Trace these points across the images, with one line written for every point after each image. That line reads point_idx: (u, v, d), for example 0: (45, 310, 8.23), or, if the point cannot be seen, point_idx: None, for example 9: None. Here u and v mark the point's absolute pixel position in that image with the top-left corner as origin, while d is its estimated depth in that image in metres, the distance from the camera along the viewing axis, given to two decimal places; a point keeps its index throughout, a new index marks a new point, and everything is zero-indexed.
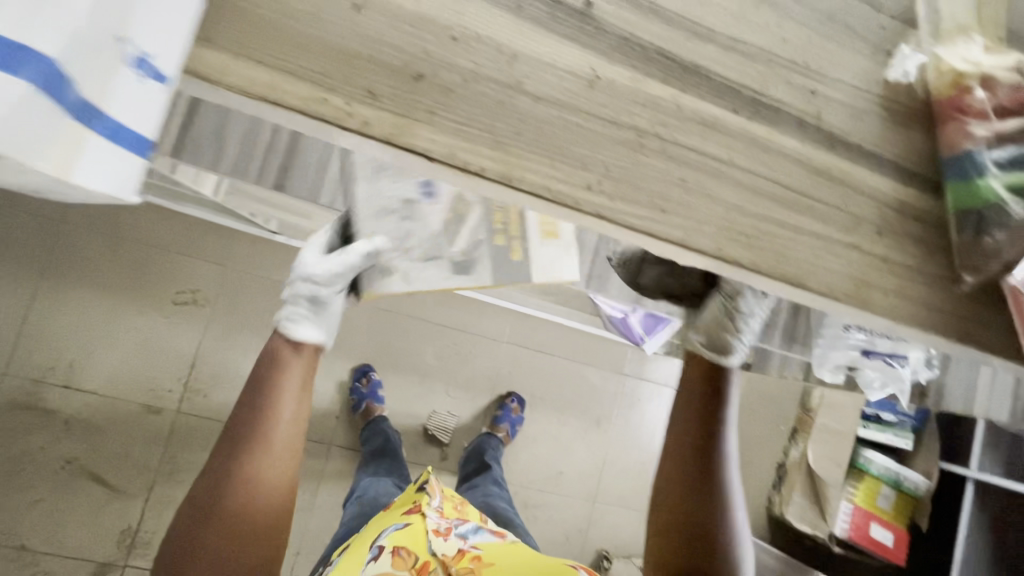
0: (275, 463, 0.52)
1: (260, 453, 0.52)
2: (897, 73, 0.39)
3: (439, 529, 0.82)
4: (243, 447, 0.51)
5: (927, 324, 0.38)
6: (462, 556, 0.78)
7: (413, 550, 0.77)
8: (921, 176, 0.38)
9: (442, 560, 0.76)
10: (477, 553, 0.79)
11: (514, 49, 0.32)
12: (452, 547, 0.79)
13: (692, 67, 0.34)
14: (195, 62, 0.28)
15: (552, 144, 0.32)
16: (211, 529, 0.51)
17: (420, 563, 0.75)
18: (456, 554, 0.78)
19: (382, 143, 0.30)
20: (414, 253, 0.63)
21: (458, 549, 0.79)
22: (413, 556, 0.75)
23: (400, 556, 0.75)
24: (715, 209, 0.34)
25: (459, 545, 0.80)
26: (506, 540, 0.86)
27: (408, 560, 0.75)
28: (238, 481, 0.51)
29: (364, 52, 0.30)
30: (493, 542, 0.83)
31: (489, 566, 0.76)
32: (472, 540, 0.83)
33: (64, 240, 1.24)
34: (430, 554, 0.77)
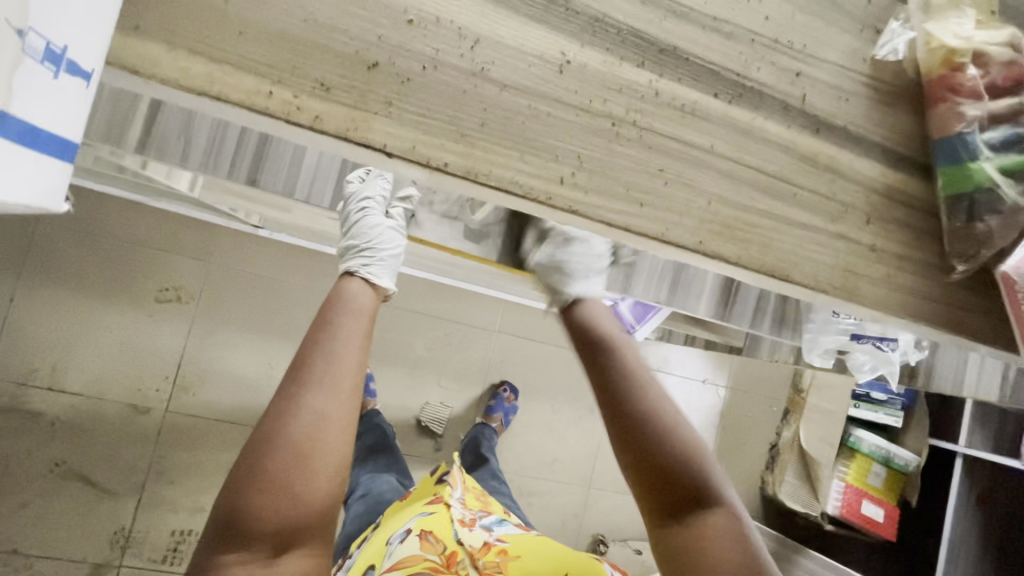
0: (342, 404, 0.54)
1: (329, 392, 0.54)
2: (885, 51, 0.36)
3: (464, 519, 0.83)
4: (309, 392, 0.54)
5: (917, 314, 0.36)
6: (488, 549, 0.76)
7: (440, 537, 0.77)
8: (911, 160, 0.37)
9: (469, 551, 0.75)
10: (503, 546, 0.76)
11: (476, 33, 0.29)
12: (478, 539, 0.78)
13: (669, 48, 0.32)
14: (122, 53, 0.25)
15: (519, 134, 0.30)
16: (275, 472, 0.51)
17: (448, 551, 0.75)
18: (483, 547, 0.76)
19: (336, 139, 0.28)
20: (436, 207, 0.76)
21: (485, 542, 0.78)
22: (441, 543, 0.76)
23: (427, 542, 0.75)
24: (696, 200, 0.33)
25: (486, 537, 0.79)
26: (534, 537, 0.83)
27: (437, 546, 0.75)
28: (306, 422, 0.53)
29: (311, 38, 0.27)
30: (520, 535, 0.82)
31: (516, 560, 0.74)
32: (498, 532, 0.82)
33: (41, 243, 1.25)
34: (457, 544, 0.77)
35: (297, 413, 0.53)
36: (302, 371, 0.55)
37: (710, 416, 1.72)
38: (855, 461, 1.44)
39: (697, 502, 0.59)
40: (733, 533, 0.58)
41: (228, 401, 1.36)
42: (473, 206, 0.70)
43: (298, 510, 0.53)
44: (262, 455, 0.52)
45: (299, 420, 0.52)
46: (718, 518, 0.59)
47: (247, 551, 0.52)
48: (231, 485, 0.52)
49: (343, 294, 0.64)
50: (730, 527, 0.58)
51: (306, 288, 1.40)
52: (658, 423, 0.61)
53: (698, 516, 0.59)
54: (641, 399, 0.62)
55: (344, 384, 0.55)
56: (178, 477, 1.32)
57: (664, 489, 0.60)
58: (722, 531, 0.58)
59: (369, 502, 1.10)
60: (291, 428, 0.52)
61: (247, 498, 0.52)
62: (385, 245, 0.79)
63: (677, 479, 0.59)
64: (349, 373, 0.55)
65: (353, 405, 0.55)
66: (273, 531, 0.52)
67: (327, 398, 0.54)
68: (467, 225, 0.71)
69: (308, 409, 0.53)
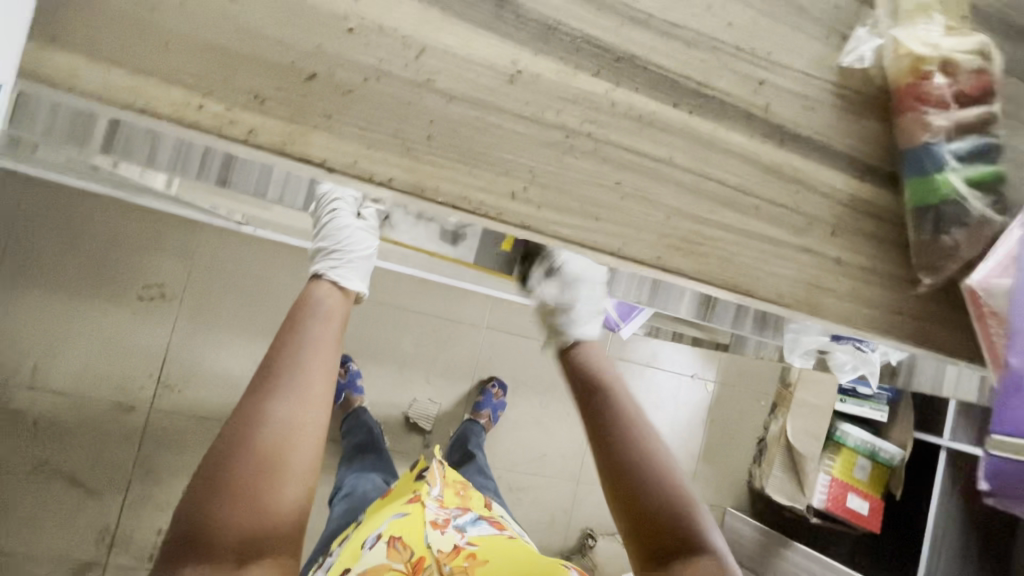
0: (312, 409, 0.52)
1: (298, 398, 0.52)
2: (851, 58, 0.35)
3: (437, 521, 0.81)
4: (276, 393, 0.51)
5: (882, 327, 0.36)
6: (457, 554, 0.75)
7: (409, 543, 0.77)
8: (878, 170, 0.36)
9: (436, 557, 0.74)
10: (472, 550, 0.76)
11: (420, 42, 0.28)
12: (448, 543, 0.77)
13: (626, 57, 0.31)
14: (37, 64, 0.24)
15: (467, 148, 0.29)
16: (236, 477, 0.48)
17: (414, 558, 0.74)
18: (452, 551, 0.76)
19: (273, 153, 0.27)
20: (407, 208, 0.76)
21: (455, 545, 0.77)
22: (408, 549, 0.76)
23: (394, 549, 0.76)
24: (654, 214, 0.32)
25: (456, 541, 0.79)
26: (510, 541, 0.83)
27: (404, 553, 0.75)
28: (273, 426, 0.50)
29: (243, 49, 0.26)
30: (491, 540, 0.81)
31: (483, 564, 0.74)
32: (469, 535, 0.81)
33: (18, 239, 1.23)
34: (425, 548, 0.75)
35: (265, 420, 0.50)
36: (271, 377, 0.52)
37: (698, 411, 1.72)
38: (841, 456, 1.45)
39: (684, 544, 0.55)
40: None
41: (214, 400, 1.35)
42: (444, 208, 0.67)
43: (261, 518, 0.49)
44: (223, 459, 0.49)
45: (267, 428, 0.50)
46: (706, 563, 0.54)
47: (203, 567, 0.47)
48: (191, 496, 0.49)
49: (310, 300, 0.62)
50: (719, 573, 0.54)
51: (292, 285, 1.39)
52: (643, 451, 0.59)
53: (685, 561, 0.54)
54: (628, 429, 0.61)
55: (312, 389, 0.53)
56: (165, 475, 1.31)
57: (649, 522, 0.56)
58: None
59: (352, 501, 1.10)
60: (257, 435, 0.50)
61: (210, 510, 0.48)
62: (353, 246, 0.75)
63: (661, 516, 0.56)
64: (320, 376, 0.54)
65: (322, 410, 0.53)
66: (236, 545, 0.48)
67: (296, 402, 0.51)
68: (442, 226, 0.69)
69: (276, 416, 0.50)
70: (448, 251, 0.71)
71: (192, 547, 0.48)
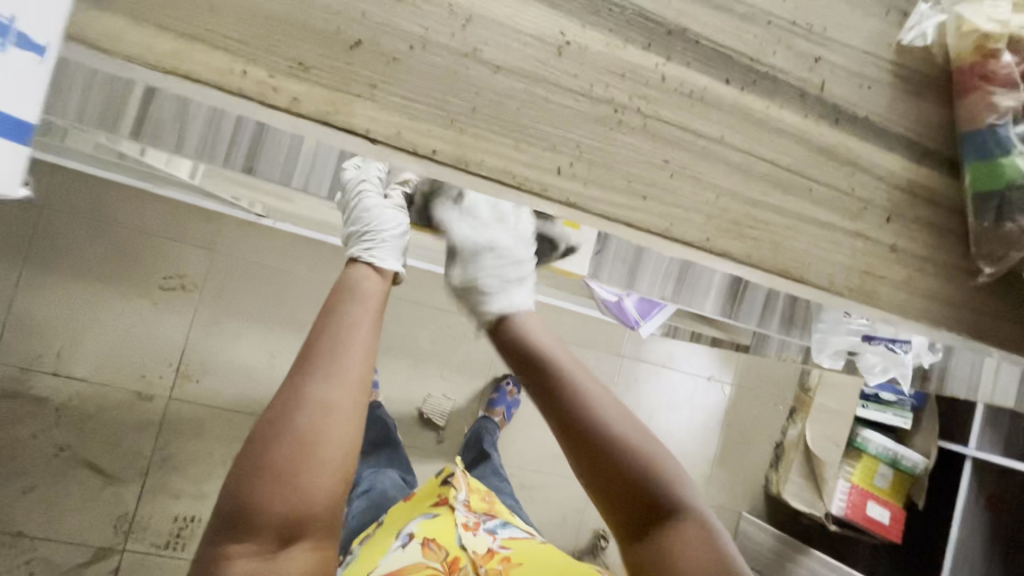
0: (350, 395, 0.51)
1: (338, 382, 0.51)
2: (911, 35, 0.33)
3: (467, 523, 0.82)
4: (314, 375, 0.51)
5: (938, 319, 0.34)
6: (491, 556, 0.78)
7: (443, 543, 0.77)
8: (937, 154, 0.34)
9: (472, 558, 0.76)
10: (506, 554, 0.78)
11: (468, 11, 0.27)
12: (482, 545, 0.79)
13: (677, 30, 0.30)
14: (83, 27, 0.24)
15: (513, 121, 0.28)
16: (276, 459, 0.48)
17: (450, 558, 0.75)
18: (486, 553, 0.78)
19: (316, 123, 0.26)
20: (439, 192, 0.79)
21: (489, 547, 0.79)
22: (443, 550, 0.76)
23: (429, 549, 0.76)
24: (703, 193, 0.30)
25: (490, 543, 0.80)
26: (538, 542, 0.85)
27: (439, 553, 0.76)
28: (313, 410, 0.50)
29: (288, 15, 0.25)
30: (522, 542, 0.83)
31: (518, 566, 0.76)
32: (501, 537, 0.83)
33: (45, 228, 1.25)
34: (459, 549, 0.77)
35: (303, 404, 0.50)
36: (309, 361, 0.52)
37: (713, 415, 1.69)
38: (862, 462, 1.42)
39: (662, 511, 0.54)
40: (703, 538, 0.53)
41: (231, 390, 1.35)
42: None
43: (299, 500, 0.50)
44: (263, 442, 0.49)
45: (305, 412, 0.49)
46: (686, 525, 0.54)
47: (251, 544, 0.50)
48: (235, 479, 0.50)
49: (349, 281, 0.60)
50: (698, 531, 0.54)
51: (310, 278, 1.39)
52: (609, 430, 0.56)
53: (668, 526, 0.54)
54: (591, 412, 0.57)
55: (351, 375, 0.52)
56: (182, 464, 1.32)
57: (624, 499, 0.55)
58: (694, 543, 0.53)
59: (370, 497, 1.10)
60: (297, 418, 0.49)
61: (252, 491, 0.49)
62: (385, 225, 0.74)
63: (640, 490, 0.55)
64: (358, 361, 0.52)
65: (361, 394, 0.52)
66: (277, 525, 0.50)
67: (335, 386, 0.51)
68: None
69: (315, 400, 0.50)
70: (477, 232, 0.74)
71: (233, 525, 0.50)
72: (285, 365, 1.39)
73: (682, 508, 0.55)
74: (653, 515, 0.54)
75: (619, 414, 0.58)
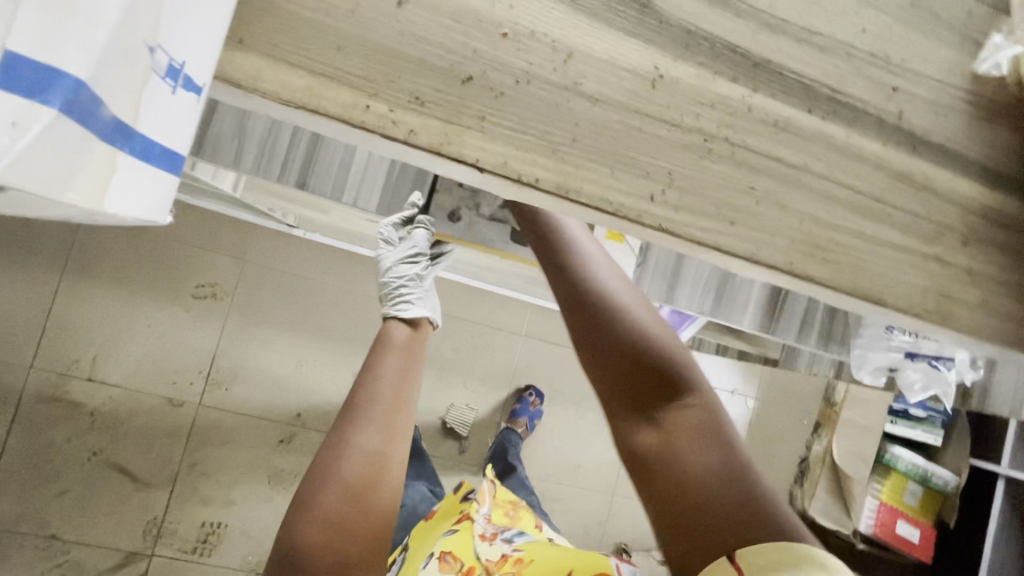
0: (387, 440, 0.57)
1: (376, 429, 0.57)
2: (985, 66, 0.34)
3: (484, 534, 0.83)
4: (354, 418, 0.57)
5: (1010, 339, 0.35)
6: (505, 561, 0.76)
7: (459, 555, 0.78)
8: (1010, 179, 0.35)
9: (485, 565, 0.75)
10: (519, 555, 0.76)
11: (569, 47, 0.29)
12: (496, 552, 0.79)
13: (763, 63, 0.31)
14: (225, 67, 0.26)
15: (610, 150, 0.29)
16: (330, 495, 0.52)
17: (465, 568, 0.76)
18: (500, 559, 0.77)
19: (430, 153, 0.28)
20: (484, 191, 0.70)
21: (503, 554, 0.78)
22: (459, 561, 0.77)
23: (445, 562, 0.77)
24: (788, 218, 0.31)
25: (504, 550, 0.79)
26: (559, 546, 0.81)
27: (455, 564, 0.76)
28: (360, 458, 0.55)
29: (406, 52, 0.27)
30: (539, 544, 0.81)
31: (530, 564, 0.73)
32: (516, 543, 0.81)
33: (85, 238, 1.29)
34: (474, 558, 0.77)
35: (348, 449, 0.55)
36: (351, 409, 0.58)
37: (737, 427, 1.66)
38: (891, 480, 1.39)
39: (667, 398, 0.51)
40: (707, 426, 0.49)
41: (258, 397, 1.37)
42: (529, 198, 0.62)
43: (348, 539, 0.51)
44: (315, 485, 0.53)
45: (349, 457, 0.55)
46: (687, 413, 0.50)
47: None
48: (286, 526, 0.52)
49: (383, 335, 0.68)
50: (705, 420, 0.49)
51: (338, 289, 1.42)
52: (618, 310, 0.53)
53: (668, 413, 0.50)
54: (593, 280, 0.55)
55: (386, 419, 0.58)
56: (209, 470, 1.34)
57: (623, 380, 0.52)
58: (694, 425, 0.49)
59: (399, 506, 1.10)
60: (347, 464, 0.54)
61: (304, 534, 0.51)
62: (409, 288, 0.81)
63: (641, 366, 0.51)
64: (389, 406, 0.59)
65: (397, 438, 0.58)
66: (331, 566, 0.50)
67: (375, 433, 0.57)
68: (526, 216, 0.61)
69: (359, 445, 0.55)
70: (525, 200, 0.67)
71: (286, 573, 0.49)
72: (312, 372, 1.41)
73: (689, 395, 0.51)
74: (654, 398, 0.51)
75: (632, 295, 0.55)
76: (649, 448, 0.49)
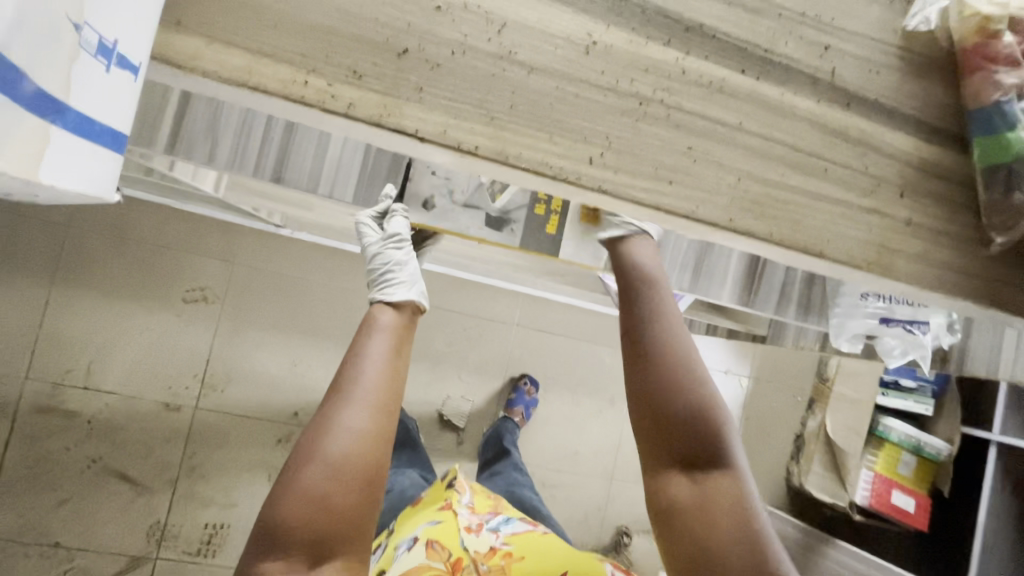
0: (372, 420, 0.57)
1: (362, 408, 0.57)
2: (915, 21, 0.35)
3: (470, 526, 0.83)
4: (330, 399, 0.58)
5: (953, 288, 0.36)
6: (494, 553, 0.77)
7: (446, 544, 0.79)
8: (945, 132, 0.36)
9: (473, 557, 0.76)
10: (508, 549, 0.78)
11: (503, 17, 0.30)
12: (484, 544, 0.79)
13: (695, 27, 0.32)
14: (164, 49, 0.27)
15: (547, 115, 0.30)
16: (310, 472, 0.55)
17: (452, 558, 0.76)
18: (488, 551, 0.77)
19: (370, 126, 0.29)
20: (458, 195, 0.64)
21: (491, 546, 0.79)
22: (446, 550, 0.78)
23: (433, 550, 0.77)
24: (726, 176, 0.33)
25: (492, 541, 0.80)
26: (544, 536, 0.84)
27: (442, 553, 0.77)
28: (343, 436, 0.56)
29: (342, 28, 0.28)
30: (525, 536, 0.83)
31: (519, 561, 0.75)
32: (504, 534, 0.82)
33: (72, 247, 1.30)
34: (461, 550, 0.77)
35: (331, 428, 0.56)
36: (334, 390, 0.58)
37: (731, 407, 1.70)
38: (884, 451, 1.40)
39: (706, 463, 0.51)
40: (740, 496, 0.50)
41: (255, 398, 1.38)
42: (492, 192, 0.62)
43: (324, 511, 0.55)
44: (296, 459, 0.56)
45: (332, 435, 0.56)
46: (724, 481, 0.51)
47: (285, 557, 0.55)
48: (270, 498, 0.56)
49: (368, 317, 0.66)
50: (738, 493, 0.50)
51: (329, 288, 1.43)
52: (678, 365, 0.52)
53: (704, 475, 0.51)
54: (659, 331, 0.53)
55: (372, 401, 0.57)
56: (209, 472, 1.35)
57: (665, 439, 0.52)
58: (729, 493, 0.50)
59: (390, 494, 1.12)
60: (328, 443, 0.55)
61: (281, 509, 0.55)
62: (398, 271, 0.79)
63: (689, 426, 0.51)
64: (378, 390, 0.58)
65: (385, 417, 0.58)
66: (312, 541, 0.55)
67: (360, 411, 0.57)
68: (487, 211, 0.61)
69: (344, 425, 0.56)
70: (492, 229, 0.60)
71: (270, 539, 0.55)
72: (308, 371, 1.42)
73: (727, 462, 0.51)
74: (695, 459, 0.51)
75: (695, 355, 0.53)
76: (681, 506, 0.51)
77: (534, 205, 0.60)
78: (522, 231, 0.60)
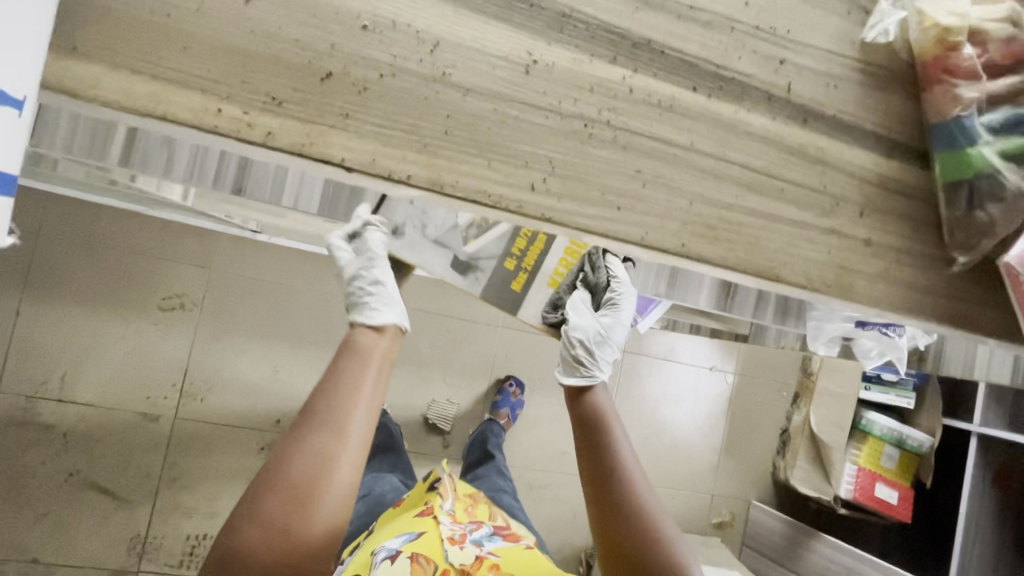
0: (343, 447, 0.55)
1: (335, 436, 0.55)
2: (874, 33, 0.34)
3: (453, 537, 0.82)
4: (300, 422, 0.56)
5: (916, 307, 0.35)
6: (481, 563, 0.77)
7: (431, 557, 0.76)
8: (906, 147, 0.35)
9: (460, 569, 0.75)
10: (495, 560, 0.78)
11: (435, 36, 0.28)
12: (469, 555, 0.78)
13: (643, 42, 0.30)
14: (58, 77, 0.24)
15: (484, 141, 0.29)
16: (274, 496, 0.54)
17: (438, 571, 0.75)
18: (475, 561, 0.77)
19: (291, 155, 0.27)
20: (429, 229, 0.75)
21: (476, 556, 0.79)
22: (431, 564, 0.75)
23: (417, 564, 0.74)
24: (677, 200, 0.31)
25: (477, 552, 0.80)
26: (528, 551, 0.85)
27: (427, 567, 0.74)
28: (311, 461, 0.54)
29: (259, 50, 0.26)
30: (510, 551, 0.83)
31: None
32: (488, 547, 0.82)
33: (41, 256, 1.25)
34: (447, 563, 0.76)
35: (301, 455, 0.54)
36: (306, 413, 0.56)
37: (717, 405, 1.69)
38: (867, 444, 1.41)
39: None
40: None
41: (236, 406, 1.36)
42: (465, 236, 0.73)
43: (287, 535, 0.54)
44: (261, 482, 0.55)
45: (301, 462, 0.54)
46: None
47: None
48: (230, 521, 0.54)
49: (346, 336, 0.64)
50: None
51: (309, 292, 1.40)
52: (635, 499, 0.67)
53: None
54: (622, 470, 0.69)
55: (345, 426, 0.56)
56: (192, 482, 1.33)
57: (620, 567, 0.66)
58: None
59: (370, 503, 1.10)
60: (292, 467, 0.54)
61: (245, 535, 0.54)
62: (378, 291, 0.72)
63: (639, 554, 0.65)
64: (354, 416, 0.56)
65: (357, 445, 0.56)
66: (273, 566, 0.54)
67: (330, 436, 0.55)
68: (456, 253, 0.75)
69: (313, 450, 0.55)
70: (456, 274, 0.76)
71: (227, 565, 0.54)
72: (288, 378, 1.39)
73: None
74: None
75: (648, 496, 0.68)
76: None
77: (502, 260, 0.74)
78: (485, 275, 0.76)
